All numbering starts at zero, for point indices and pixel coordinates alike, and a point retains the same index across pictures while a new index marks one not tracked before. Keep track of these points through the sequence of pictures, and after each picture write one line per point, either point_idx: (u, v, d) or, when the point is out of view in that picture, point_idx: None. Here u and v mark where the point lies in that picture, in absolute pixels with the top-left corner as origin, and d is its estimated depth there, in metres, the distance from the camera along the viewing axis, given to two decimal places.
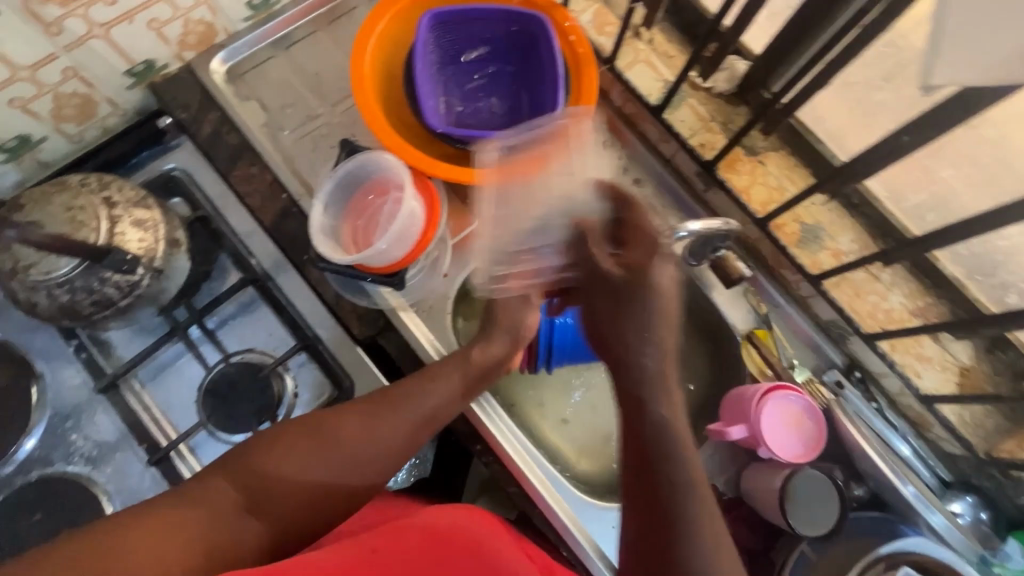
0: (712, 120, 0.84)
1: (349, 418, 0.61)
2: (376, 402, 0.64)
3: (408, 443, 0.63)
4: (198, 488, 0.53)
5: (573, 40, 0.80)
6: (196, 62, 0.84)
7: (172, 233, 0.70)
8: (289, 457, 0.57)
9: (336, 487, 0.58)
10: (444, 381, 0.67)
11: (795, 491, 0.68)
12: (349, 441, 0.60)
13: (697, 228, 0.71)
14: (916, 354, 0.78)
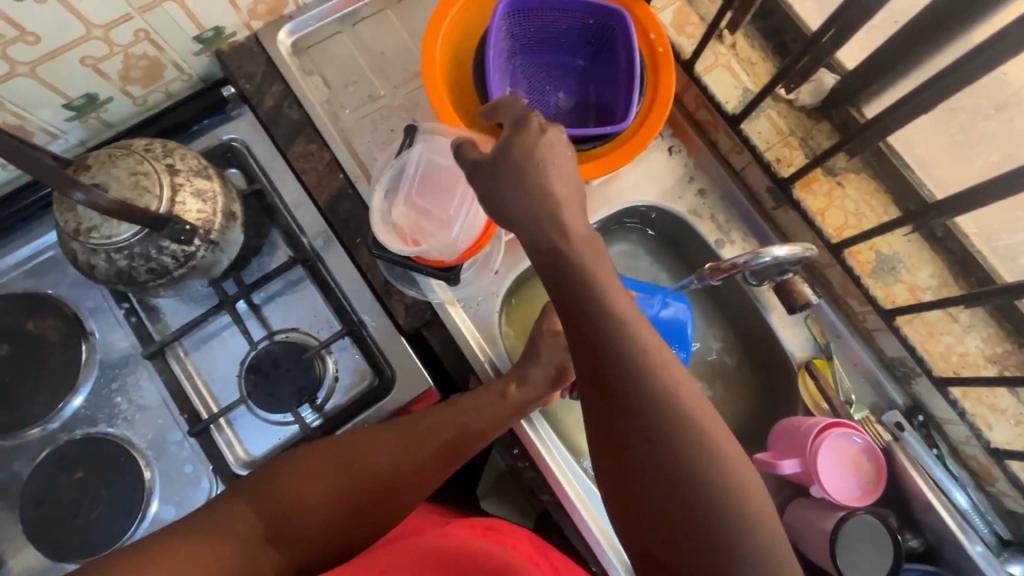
0: (791, 134, 0.78)
1: (376, 443, 0.63)
2: (406, 431, 0.65)
3: (437, 471, 0.65)
4: (223, 515, 0.55)
5: (653, 38, 0.76)
6: (263, 33, 0.83)
7: (228, 206, 0.71)
8: (315, 483, 0.60)
9: (365, 510, 0.61)
10: (472, 413, 0.67)
11: (848, 536, 0.65)
12: (376, 465, 0.62)
13: (782, 253, 0.65)
14: (989, 404, 0.71)
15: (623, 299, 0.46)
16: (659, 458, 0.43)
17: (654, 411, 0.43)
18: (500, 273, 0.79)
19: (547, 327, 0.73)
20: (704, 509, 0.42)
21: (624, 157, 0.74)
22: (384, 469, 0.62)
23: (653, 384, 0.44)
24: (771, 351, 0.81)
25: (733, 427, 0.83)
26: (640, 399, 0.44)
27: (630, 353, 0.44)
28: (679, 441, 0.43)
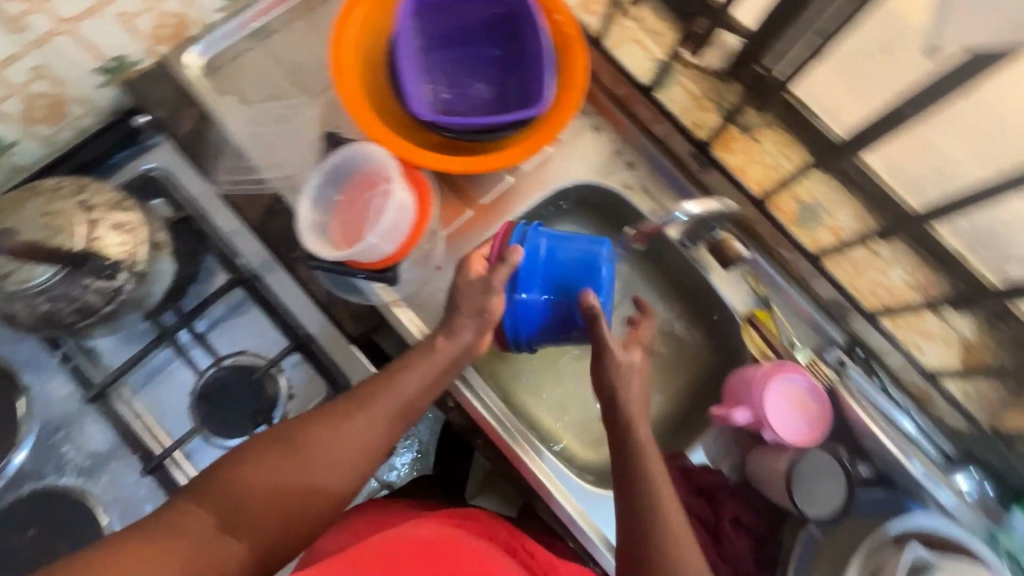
0: (705, 98, 0.81)
1: (316, 420, 0.58)
2: (346, 402, 0.60)
3: (385, 436, 0.60)
4: (167, 519, 0.51)
5: (559, 20, 0.78)
6: (171, 57, 0.81)
7: (153, 235, 0.69)
8: (257, 471, 0.55)
9: (316, 491, 0.56)
10: (414, 370, 0.62)
11: (802, 473, 0.68)
12: (320, 442, 0.57)
13: (695, 210, 0.74)
14: (918, 329, 0.76)
15: (649, 433, 0.61)
16: (643, 552, 0.55)
17: (648, 513, 0.56)
18: (442, 268, 0.80)
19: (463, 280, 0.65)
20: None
21: (542, 141, 0.76)
22: (330, 449, 0.57)
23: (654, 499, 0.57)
24: (715, 308, 0.84)
25: (691, 387, 0.85)
26: (641, 505, 0.57)
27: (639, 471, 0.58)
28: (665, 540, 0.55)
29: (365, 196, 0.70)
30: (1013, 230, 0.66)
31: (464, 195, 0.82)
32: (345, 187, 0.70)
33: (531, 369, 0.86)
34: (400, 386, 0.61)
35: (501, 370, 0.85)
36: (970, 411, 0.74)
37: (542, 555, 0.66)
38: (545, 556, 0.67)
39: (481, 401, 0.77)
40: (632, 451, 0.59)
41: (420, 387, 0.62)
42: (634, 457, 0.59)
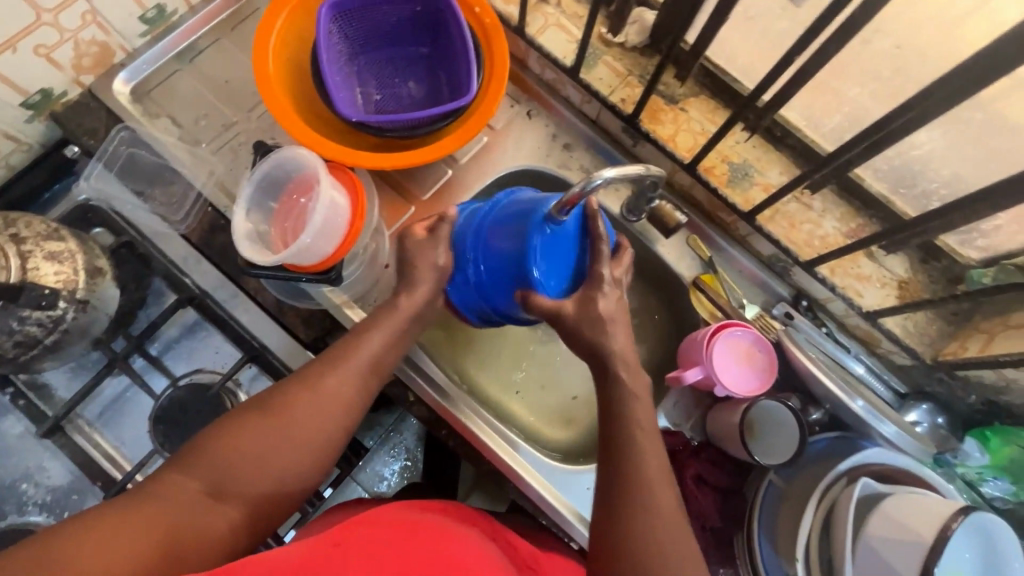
0: (630, 74, 0.83)
1: (291, 384, 0.58)
2: (318, 363, 0.60)
3: (360, 392, 0.60)
4: (148, 489, 0.51)
5: (478, 11, 0.79)
6: (97, 85, 0.81)
7: (92, 262, 0.69)
8: (238, 437, 0.54)
9: (299, 451, 0.56)
10: (383, 325, 0.63)
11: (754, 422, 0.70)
12: (297, 403, 0.57)
13: (612, 174, 0.60)
14: (855, 274, 0.78)
15: (643, 411, 0.59)
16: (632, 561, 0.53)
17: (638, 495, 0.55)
18: (391, 266, 0.81)
19: (408, 263, 0.66)
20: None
21: (473, 129, 0.77)
22: (306, 408, 0.57)
23: (642, 479, 0.56)
24: (662, 275, 0.86)
25: (650, 357, 0.87)
26: (634, 485, 0.56)
27: (632, 449, 0.57)
28: (653, 524, 0.54)
29: (298, 201, 0.71)
30: (926, 165, 0.69)
31: (405, 193, 0.84)
32: (278, 195, 0.72)
33: (493, 357, 0.88)
34: (370, 342, 0.62)
35: (465, 361, 0.87)
36: (914, 348, 0.76)
37: (522, 545, 0.68)
38: (524, 545, 0.69)
39: (441, 392, 0.78)
40: (625, 425, 0.59)
41: (391, 341, 0.63)
42: (627, 434, 0.58)
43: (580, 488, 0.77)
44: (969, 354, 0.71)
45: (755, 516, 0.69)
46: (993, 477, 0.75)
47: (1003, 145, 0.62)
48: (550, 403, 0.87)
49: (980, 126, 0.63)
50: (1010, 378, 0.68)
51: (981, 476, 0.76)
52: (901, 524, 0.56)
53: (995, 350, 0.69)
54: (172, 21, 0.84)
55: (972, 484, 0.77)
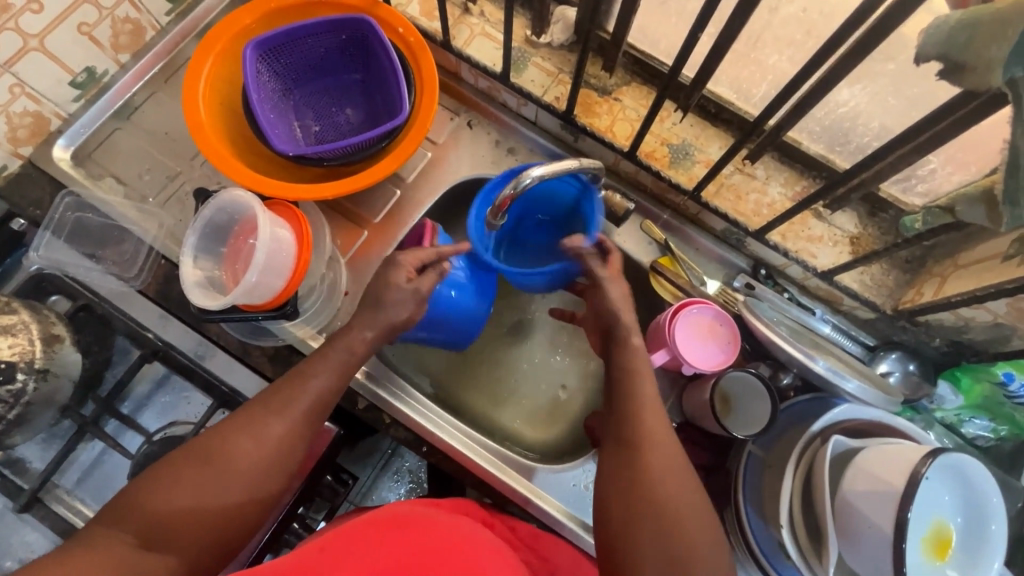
0: (560, 72, 0.84)
1: (230, 431, 0.56)
2: (263, 405, 0.59)
3: (304, 438, 0.60)
4: (88, 543, 0.48)
5: (402, 31, 0.80)
6: (37, 156, 0.81)
7: (48, 330, 0.69)
8: (176, 488, 0.52)
9: (242, 500, 0.55)
10: (326, 366, 0.62)
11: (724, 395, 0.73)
12: (238, 452, 0.55)
13: (541, 172, 0.62)
14: (806, 236, 0.78)
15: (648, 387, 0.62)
16: (660, 520, 0.53)
17: (633, 445, 0.57)
18: (351, 292, 0.82)
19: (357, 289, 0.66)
20: (652, 530, 0.52)
21: (413, 144, 0.77)
22: (252, 454, 0.56)
23: (642, 431, 0.58)
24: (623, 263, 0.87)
25: None
26: (635, 448, 0.57)
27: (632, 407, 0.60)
28: (659, 490, 0.54)
29: (240, 241, 0.71)
30: (855, 120, 0.69)
31: (355, 217, 0.85)
32: (218, 236, 0.71)
33: (467, 367, 0.89)
34: (312, 385, 0.61)
35: (440, 375, 0.89)
36: (873, 300, 0.76)
37: (522, 528, 0.72)
38: (525, 529, 0.73)
39: (417, 411, 0.78)
40: (626, 387, 0.62)
41: (335, 383, 0.62)
42: (630, 395, 0.61)
43: (565, 486, 0.77)
44: (925, 298, 0.71)
45: (739, 488, 0.69)
46: (971, 417, 0.77)
47: (918, 92, 0.63)
48: (529, 405, 0.88)
49: (896, 75, 0.64)
50: (967, 316, 0.68)
51: (959, 417, 0.77)
52: (875, 476, 0.57)
53: (947, 291, 0.68)
54: (103, 81, 0.84)
55: (952, 426, 0.79)
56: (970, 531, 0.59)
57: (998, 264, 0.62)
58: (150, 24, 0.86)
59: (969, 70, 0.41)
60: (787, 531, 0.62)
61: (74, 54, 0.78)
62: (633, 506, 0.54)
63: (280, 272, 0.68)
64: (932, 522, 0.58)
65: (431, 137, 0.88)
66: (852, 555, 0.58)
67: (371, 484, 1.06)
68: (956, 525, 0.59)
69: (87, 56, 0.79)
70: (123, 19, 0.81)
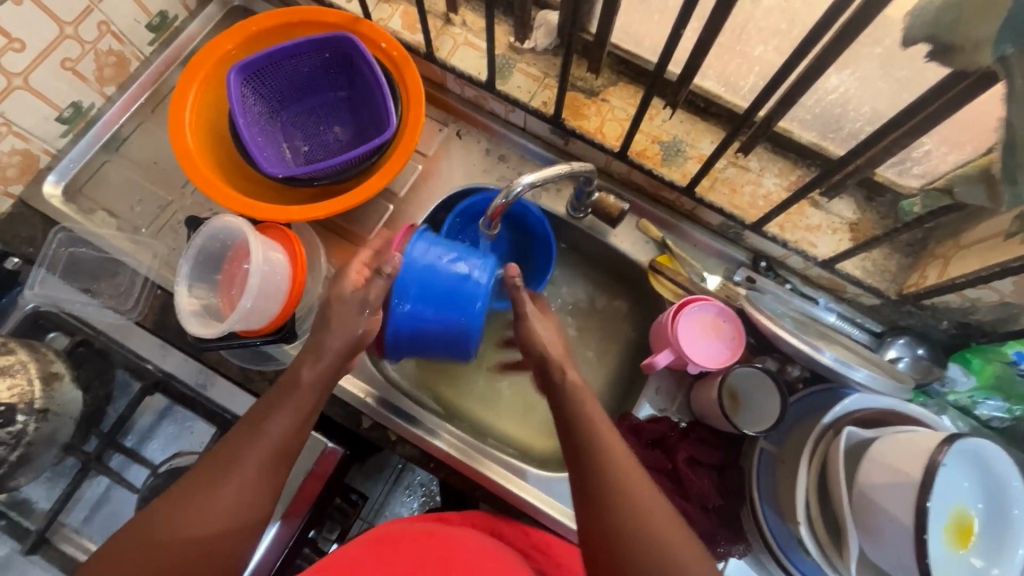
0: (546, 76, 0.83)
1: (180, 494, 0.53)
2: (237, 439, 0.56)
3: (261, 490, 0.55)
4: None
5: (385, 46, 0.80)
6: (28, 194, 0.81)
7: (46, 368, 0.69)
8: (155, 545, 0.50)
9: (224, 542, 0.52)
10: (283, 412, 0.58)
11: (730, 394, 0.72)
12: (186, 515, 0.52)
13: (533, 178, 0.61)
14: (804, 226, 0.77)
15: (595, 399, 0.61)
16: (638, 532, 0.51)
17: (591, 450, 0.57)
18: None
19: None
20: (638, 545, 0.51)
21: (402, 159, 0.76)
22: (230, 492, 0.53)
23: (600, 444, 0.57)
24: (622, 264, 0.86)
25: (624, 348, 0.88)
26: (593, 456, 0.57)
27: (590, 440, 0.57)
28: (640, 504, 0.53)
29: (232, 266, 0.70)
30: (846, 106, 0.68)
31: (350, 236, 0.84)
32: (203, 259, 0.70)
33: (471, 378, 0.88)
34: (268, 433, 0.57)
35: (446, 387, 0.88)
36: (876, 286, 0.75)
37: (535, 534, 0.71)
38: (538, 535, 0.72)
39: (422, 426, 0.77)
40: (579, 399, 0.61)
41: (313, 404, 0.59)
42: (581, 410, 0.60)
43: None
44: (929, 281, 0.70)
45: (753, 485, 0.68)
46: (985, 398, 0.75)
47: (905, 75, 0.61)
48: (536, 413, 0.87)
49: (885, 57, 0.62)
50: (973, 297, 0.67)
51: (973, 399, 0.75)
52: (891, 466, 0.55)
53: (951, 272, 0.67)
54: (91, 115, 0.84)
55: (967, 409, 0.77)
56: (991, 517, 0.58)
57: (1002, 243, 0.60)
58: (134, 55, 0.86)
59: (957, 49, 0.40)
60: (804, 527, 0.61)
61: (59, 90, 0.78)
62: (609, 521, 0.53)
63: (276, 297, 0.68)
64: (953, 508, 0.57)
65: (422, 149, 0.88)
66: (874, 550, 0.57)
67: (383, 500, 1.05)
68: (978, 511, 0.58)
69: (72, 91, 0.79)
70: (106, 52, 0.81)
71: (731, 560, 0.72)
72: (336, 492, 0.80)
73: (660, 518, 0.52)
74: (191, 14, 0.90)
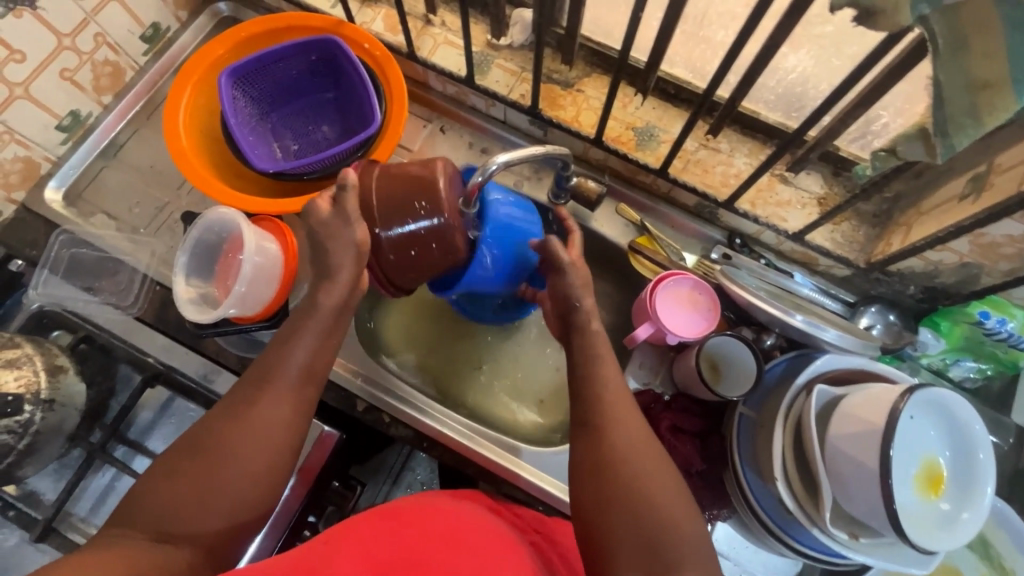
0: (523, 71, 0.87)
1: (220, 419, 0.58)
2: (249, 382, 0.60)
3: (295, 410, 0.60)
4: (107, 540, 0.51)
5: (368, 47, 0.84)
6: (30, 200, 0.84)
7: (51, 361, 0.72)
8: (179, 482, 0.54)
9: (245, 477, 0.56)
10: (303, 337, 0.62)
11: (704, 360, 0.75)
12: (229, 435, 0.57)
13: (508, 158, 0.64)
14: (775, 202, 0.80)
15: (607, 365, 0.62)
16: (648, 496, 0.53)
17: (598, 411, 0.59)
18: None
19: None
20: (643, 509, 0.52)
21: (387, 151, 0.80)
22: (249, 429, 0.57)
23: (600, 408, 0.59)
24: (604, 248, 0.90)
25: (610, 329, 0.91)
26: (597, 423, 0.59)
27: (598, 408, 0.60)
28: (643, 471, 0.55)
29: (224, 254, 0.74)
30: (805, 85, 0.72)
31: None
32: (198, 247, 0.73)
33: (463, 364, 0.91)
34: (291, 359, 0.61)
35: (440, 372, 0.91)
36: (846, 257, 0.78)
37: (527, 514, 0.72)
38: (530, 515, 0.73)
39: (414, 407, 0.80)
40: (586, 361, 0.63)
41: (323, 342, 0.63)
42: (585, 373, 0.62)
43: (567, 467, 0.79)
44: (893, 248, 0.73)
45: (735, 450, 0.70)
46: (957, 360, 0.79)
47: None
48: (527, 395, 0.90)
49: (835, 37, 0.67)
50: (935, 260, 0.70)
51: (945, 362, 0.79)
52: (857, 418, 0.58)
53: (913, 237, 0.70)
54: (88, 123, 0.88)
55: (940, 371, 0.81)
56: (959, 464, 0.60)
57: (956, 204, 0.63)
58: (129, 65, 0.90)
59: (880, 13, 0.42)
60: (782, 483, 0.64)
61: (58, 99, 0.81)
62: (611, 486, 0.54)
63: (268, 283, 0.71)
64: (923, 459, 0.59)
65: (406, 145, 0.92)
66: (848, 500, 0.59)
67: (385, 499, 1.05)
68: (946, 459, 0.60)
69: (71, 100, 0.83)
70: (103, 62, 0.85)
71: (718, 525, 0.75)
72: (334, 476, 0.82)
73: (659, 483, 0.54)
74: (183, 25, 0.94)
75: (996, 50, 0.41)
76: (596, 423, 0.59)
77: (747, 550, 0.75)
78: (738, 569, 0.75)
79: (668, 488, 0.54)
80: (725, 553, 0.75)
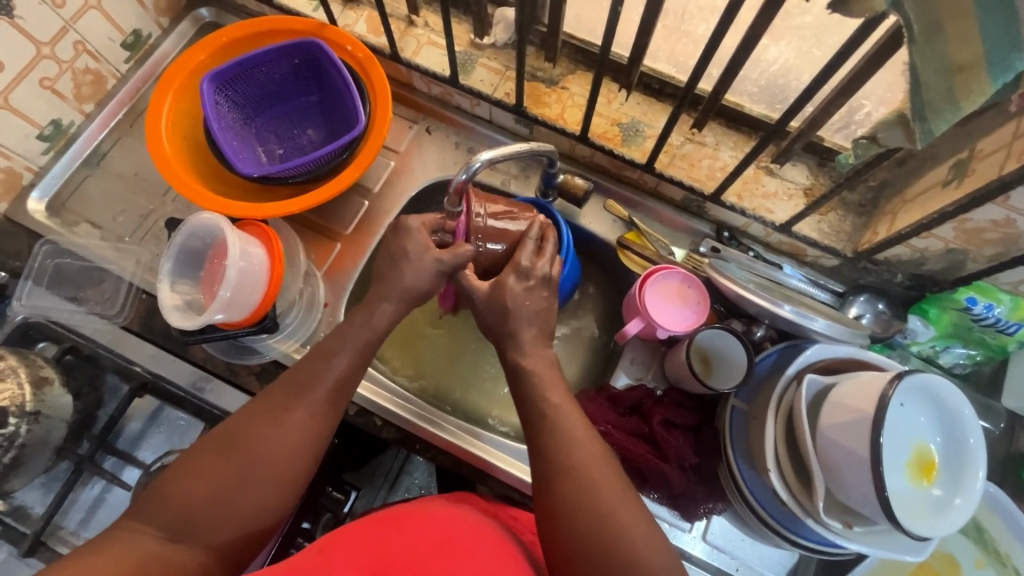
0: (507, 69, 0.87)
1: (252, 422, 0.58)
2: (285, 389, 0.60)
3: (325, 424, 0.61)
4: (119, 532, 0.50)
5: (351, 49, 0.84)
6: (12, 211, 0.83)
7: (36, 373, 0.71)
8: (202, 483, 0.53)
9: (271, 484, 0.56)
10: (340, 350, 0.63)
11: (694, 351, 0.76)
12: (261, 441, 0.56)
13: (492, 155, 0.64)
14: (761, 193, 0.80)
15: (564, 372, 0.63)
16: (595, 509, 0.53)
17: (551, 422, 0.60)
18: (331, 303, 0.84)
19: None
20: (591, 520, 0.53)
21: (372, 153, 0.80)
22: (281, 436, 0.57)
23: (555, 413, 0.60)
24: (593, 245, 0.89)
25: (601, 326, 0.91)
26: (549, 432, 0.59)
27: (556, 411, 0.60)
28: (593, 480, 0.55)
29: (209, 261, 0.73)
30: (788, 76, 0.74)
31: (328, 232, 0.87)
32: (181, 255, 0.72)
33: (456, 364, 0.91)
34: (327, 372, 0.62)
35: (432, 373, 0.90)
36: (834, 247, 0.78)
37: (523, 517, 0.71)
38: (526, 518, 0.72)
39: (406, 409, 0.79)
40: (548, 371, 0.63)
41: (358, 357, 0.64)
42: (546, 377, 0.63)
43: None
44: (880, 237, 0.73)
45: (727, 443, 0.70)
46: (946, 347, 0.79)
47: None
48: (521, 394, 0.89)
49: (815, 28, 0.72)
50: (921, 247, 0.70)
51: (934, 349, 0.80)
52: (847, 406, 0.58)
53: (900, 224, 0.70)
54: (71, 132, 0.87)
55: (929, 358, 0.81)
56: (950, 450, 0.60)
57: (941, 190, 0.63)
58: (111, 73, 0.89)
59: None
60: (775, 475, 0.64)
61: (39, 109, 0.81)
62: (564, 497, 0.55)
63: (255, 287, 0.71)
64: (914, 446, 0.59)
65: (392, 147, 0.91)
66: (841, 490, 0.59)
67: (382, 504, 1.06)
68: (937, 445, 0.60)
69: (52, 109, 0.82)
70: (83, 70, 0.84)
71: (714, 518, 0.75)
72: (327, 482, 0.81)
73: (606, 496, 0.54)
74: (164, 32, 0.94)
75: (970, 32, 0.42)
76: (543, 435, 0.59)
77: (745, 544, 0.74)
78: (736, 562, 0.74)
79: (615, 500, 0.54)
80: (722, 547, 0.74)
